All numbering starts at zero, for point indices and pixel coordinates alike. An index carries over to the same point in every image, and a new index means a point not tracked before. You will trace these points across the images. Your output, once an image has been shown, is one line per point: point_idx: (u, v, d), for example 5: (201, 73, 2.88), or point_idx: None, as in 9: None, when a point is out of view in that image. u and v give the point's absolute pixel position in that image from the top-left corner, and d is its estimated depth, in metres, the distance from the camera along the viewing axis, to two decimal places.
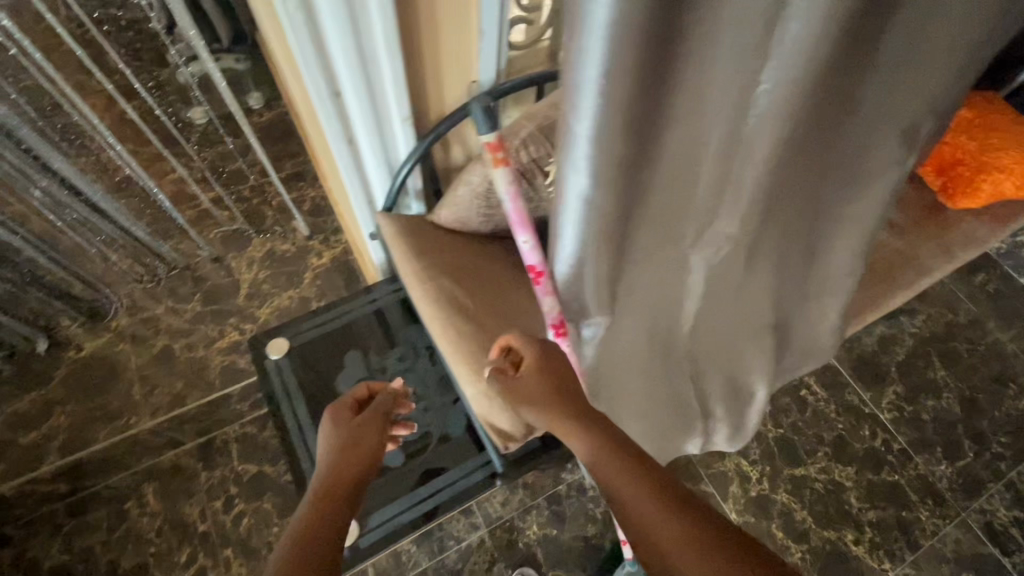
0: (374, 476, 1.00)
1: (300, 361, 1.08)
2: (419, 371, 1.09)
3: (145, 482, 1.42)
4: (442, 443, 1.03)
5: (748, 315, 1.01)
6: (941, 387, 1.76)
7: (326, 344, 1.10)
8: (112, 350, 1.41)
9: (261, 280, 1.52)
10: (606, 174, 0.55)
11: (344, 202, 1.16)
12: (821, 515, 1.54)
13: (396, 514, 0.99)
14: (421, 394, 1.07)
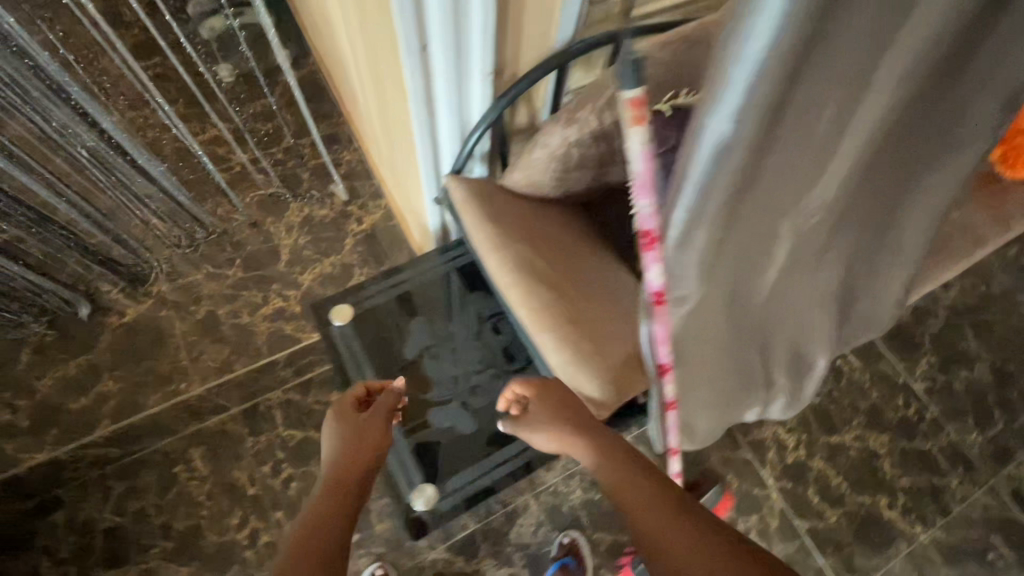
0: (447, 439, 1.03)
1: (364, 329, 1.09)
2: (484, 340, 1.10)
3: (192, 447, 1.43)
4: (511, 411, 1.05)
5: (817, 288, 0.98)
6: (973, 358, 1.77)
7: (388, 312, 1.10)
8: (154, 316, 1.38)
9: (300, 246, 1.49)
10: (742, 153, 0.50)
11: (403, 165, 1.14)
12: (856, 481, 1.57)
13: (472, 481, 1.01)
14: (487, 364, 1.08)
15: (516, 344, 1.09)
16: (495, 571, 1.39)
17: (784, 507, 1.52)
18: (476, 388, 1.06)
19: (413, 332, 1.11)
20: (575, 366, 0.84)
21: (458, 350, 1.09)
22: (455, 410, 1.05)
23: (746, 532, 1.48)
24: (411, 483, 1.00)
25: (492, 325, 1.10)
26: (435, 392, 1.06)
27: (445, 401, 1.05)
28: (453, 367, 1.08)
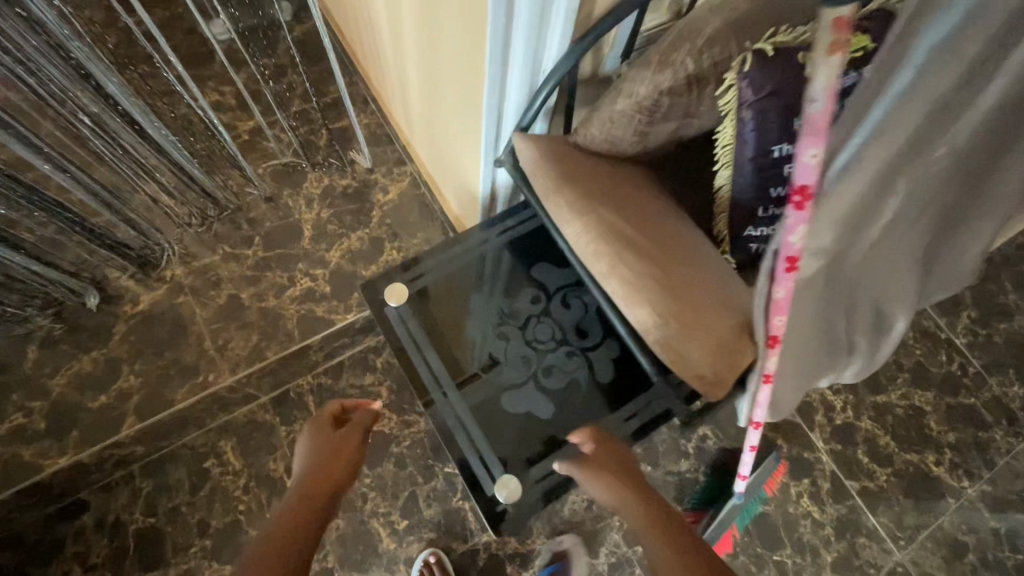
0: (518, 420, 1.01)
1: (424, 310, 1.09)
2: (553, 317, 1.07)
3: (221, 439, 1.34)
4: (588, 387, 1.02)
5: (905, 262, 0.93)
6: (1014, 309, 1.73)
7: (447, 292, 1.11)
8: (172, 303, 1.27)
9: (324, 220, 1.37)
10: (939, 71, 0.46)
11: (459, 126, 1.06)
12: (903, 438, 1.55)
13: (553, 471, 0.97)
14: (557, 342, 1.05)
15: (585, 317, 1.06)
16: (550, 550, 1.34)
17: (835, 469, 1.50)
18: (550, 368, 1.04)
19: (477, 313, 1.10)
20: (673, 339, 0.75)
21: (526, 329, 1.07)
22: (528, 392, 1.03)
23: (799, 495, 1.46)
24: (491, 474, 0.97)
25: (559, 300, 1.08)
26: (506, 373, 1.04)
27: (517, 383, 1.03)
28: (522, 347, 1.06)
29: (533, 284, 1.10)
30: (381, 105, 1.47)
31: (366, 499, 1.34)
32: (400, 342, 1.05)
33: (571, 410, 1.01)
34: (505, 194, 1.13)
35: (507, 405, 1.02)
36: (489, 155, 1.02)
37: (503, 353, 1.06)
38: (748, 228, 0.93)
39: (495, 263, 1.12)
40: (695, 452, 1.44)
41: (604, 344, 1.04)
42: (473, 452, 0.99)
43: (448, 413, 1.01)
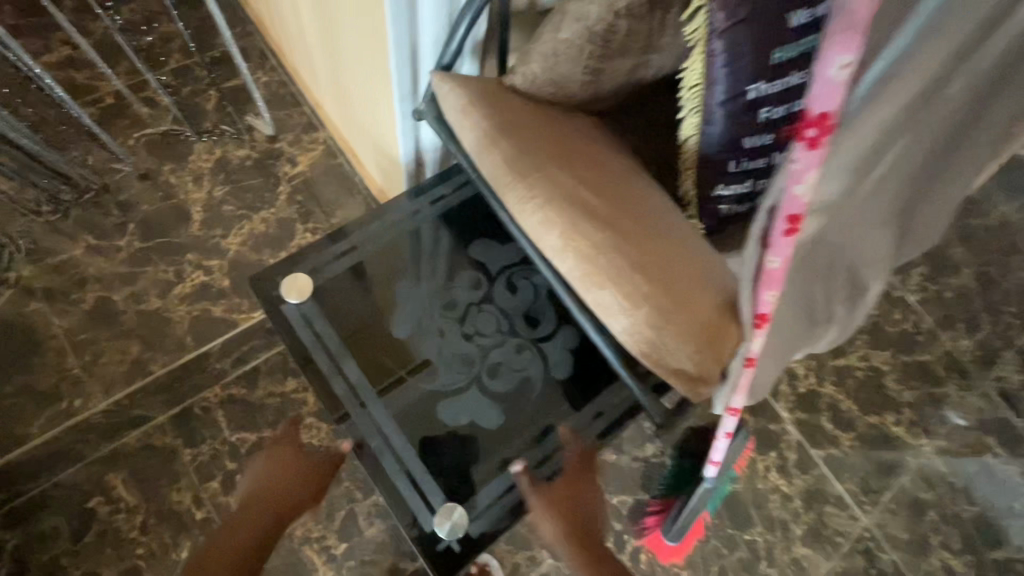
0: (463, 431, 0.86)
1: (335, 307, 0.90)
2: (498, 304, 0.91)
3: (109, 471, 1.04)
4: (543, 383, 0.88)
5: (877, 253, 0.88)
6: (959, 264, 1.73)
7: (367, 282, 0.93)
8: (21, 311, 1.01)
9: (218, 200, 1.13)
10: None
11: (368, 74, 0.86)
12: (864, 401, 1.52)
13: (504, 497, 0.83)
14: (504, 334, 0.90)
15: (535, 303, 0.92)
16: (513, 558, 1.19)
17: (801, 438, 1.44)
18: (498, 366, 0.88)
19: (405, 305, 0.93)
20: (645, 327, 0.60)
21: (467, 321, 0.91)
22: (471, 397, 0.87)
23: (767, 470, 1.40)
24: (429, 505, 0.81)
25: (504, 283, 0.92)
26: (444, 377, 0.88)
27: (458, 389, 0.87)
28: (462, 344, 0.90)
29: (472, 266, 0.94)
30: (282, 58, 1.22)
31: (295, 524, 1.15)
32: (307, 349, 0.87)
33: (524, 415, 0.87)
34: (431, 160, 0.95)
35: (445, 415, 0.86)
36: (406, 107, 0.83)
37: (438, 352, 0.89)
38: (719, 186, 0.81)
39: (423, 244, 0.95)
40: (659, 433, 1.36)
41: (560, 333, 0.91)
42: (406, 479, 0.82)
43: (372, 433, 0.84)
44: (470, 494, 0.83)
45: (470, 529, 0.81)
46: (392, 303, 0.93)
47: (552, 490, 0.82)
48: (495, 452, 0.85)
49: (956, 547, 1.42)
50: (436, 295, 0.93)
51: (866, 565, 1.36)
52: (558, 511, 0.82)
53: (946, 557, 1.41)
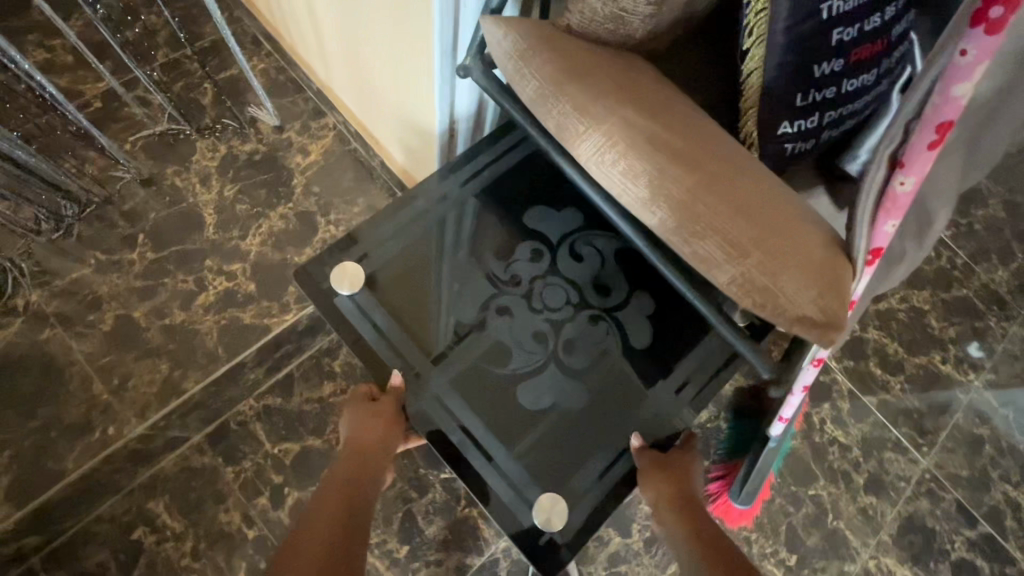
0: (548, 415, 0.81)
1: (388, 295, 0.85)
2: (564, 275, 0.86)
3: (150, 496, 0.96)
4: (625, 358, 0.84)
5: (950, 178, 0.82)
6: (986, 194, 1.69)
7: (416, 264, 0.87)
8: (36, 340, 0.93)
9: (231, 199, 1.05)
10: None
11: (399, 37, 0.81)
12: (909, 342, 1.49)
13: (600, 481, 0.79)
14: (575, 306, 0.85)
15: (603, 273, 0.86)
16: None
17: (852, 386, 1.41)
18: (573, 342, 0.84)
19: (461, 286, 0.87)
20: (758, 274, 0.54)
21: (535, 296, 0.86)
22: (550, 378, 0.83)
23: (823, 421, 1.37)
24: (524, 496, 0.77)
25: (567, 251, 0.87)
26: (517, 359, 0.83)
27: (535, 369, 0.83)
28: (533, 321, 0.85)
29: (529, 237, 0.88)
30: (278, 41, 1.14)
31: None
32: (367, 344, 0.82)
33: (607, 391, 0.83)
34: (466, 125, 0.91)
35: (524, 399, 0.82)
36: (445, 66, 0.79)
37: (508, 331, 0.84)
38: (785, 123, 0.74)
39: (474, 217, 0.89)
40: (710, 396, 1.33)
41: (634, 299, 0.86)
42: (494, 470, 0.78)
43: (447, 420, 0.80)
44: (565, 480, 0.79)
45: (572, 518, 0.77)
46: (447, 284, 0.87)
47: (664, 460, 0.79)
48: (582, 433, 0.81)
49: (1017, 478, 1.39)
50: (496, 271, 0.87)
51: (930, 505, 1.34)
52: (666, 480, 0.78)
53: (1009, 490, 1.38)
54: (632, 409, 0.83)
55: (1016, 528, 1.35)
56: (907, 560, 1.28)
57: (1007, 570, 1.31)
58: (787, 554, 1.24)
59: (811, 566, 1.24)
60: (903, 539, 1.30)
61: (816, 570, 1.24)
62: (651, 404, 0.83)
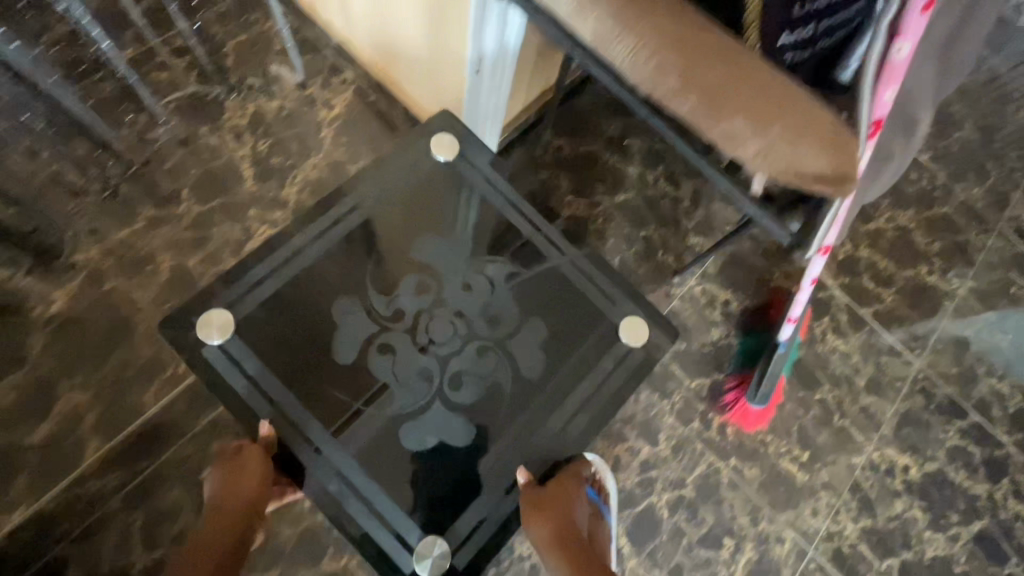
0: (436, 453, 0.96)
1: (270, 348, 0.98)
2: (451, 310, 1.03)
3: (217, 438, 0.99)
4: (514, 385, 1.00)
5: (933, 69, 0.89)
6: (960, 119, 1.79)
7: (297, 317, 1.00)
8: (101, 291, 0.98)
9: (265, 152, 1.11)
10: None
11: None
12: (898, 258, 1.60)
13: (473, 534, 0.94)
14: (463, 339, 1.01)
15: (489, 307, 1.04)
16: (611, 451, 1.27)
17: (848, 301, 1.52)
18: (460, 375, 0.99)
19: (348, 325, 1.00)
20: (777, 148, 0.64)
21: (420, 332, 1.01)
22: (435, 414, 0.97)
23: (824, 334, 1.47)
24: (407, 544, 0.92)
25: (454, 281, 1.05)
26: (406, 398, 0.97)
27: (421, 407, 0.97)
28: (419, 357, 0.99)
29: (414, 273, 1.04)
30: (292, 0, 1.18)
31: None
32: (244, 397, 0.95)
33: (498, 415, 0.99)
34: (488, 68, 1.00)
35: (409, 441, 0.96)
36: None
37: (392, 371, 0.98)
38: (787, 33, 0.81)
39: (355, 273, 1.03)
40: (722, 318, 1.43)
41: (522, 329, 1.03)
42: (377, 520, 0.92)
43: (332, 476, 0.93)
44: (449, 523, 0.94)
45: (453, 562, 0.92)
46: (332, 332, 1.00)
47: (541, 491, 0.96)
48: (472, 460, 0.97)
49: (1001, 372, 1.52)
50: (379, 315, 1.01)
51: (925, 401, 1.46)
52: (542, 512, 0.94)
53: (994, 383, 1.51)
54: (516, 435, 0.99)
55: (1002, 416, 1.48)
56: (907, 450, 1.41)
57: (996, 453, 1.44)
58: (800, 452, 1.35)
59: (822, 461, 1.36)
60: (902, 432, 1.42)
61: (826, 464, 1.36)
62: (535, 425, 1.00)
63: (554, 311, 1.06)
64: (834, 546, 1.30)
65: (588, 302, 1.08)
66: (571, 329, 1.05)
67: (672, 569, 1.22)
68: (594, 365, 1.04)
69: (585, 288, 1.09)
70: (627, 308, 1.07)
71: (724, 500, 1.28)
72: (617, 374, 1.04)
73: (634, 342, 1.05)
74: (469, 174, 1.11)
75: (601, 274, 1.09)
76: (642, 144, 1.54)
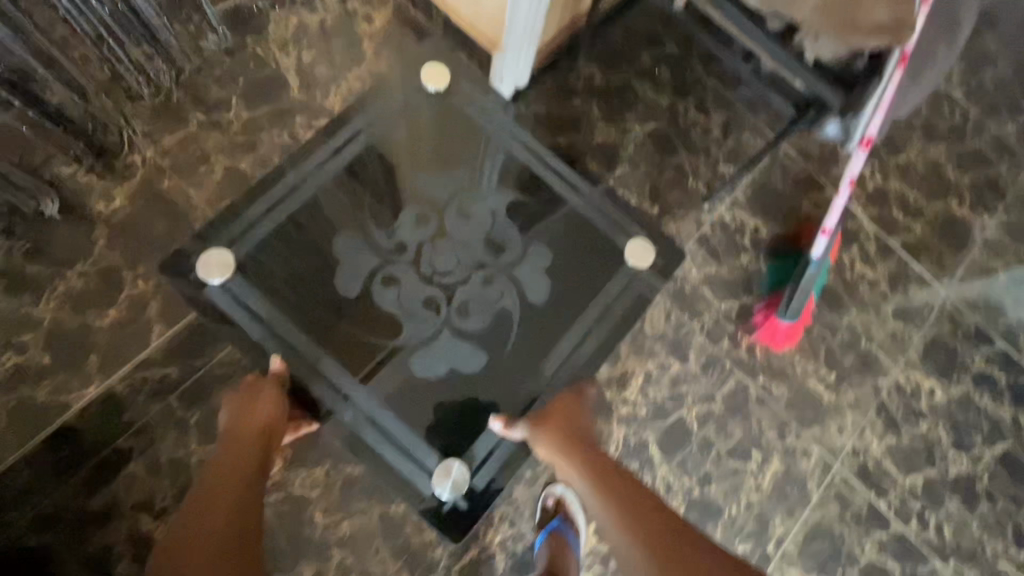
0: (451, 378, 1.06)
1: (272, 286, 1.02)
2: (455, 243, 1.12)
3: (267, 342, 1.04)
4: (520, 310, 1.11)
5: None
6: (996, 55, 1.75)
7: (295, 254, 1.04)
8: (159, 188, 1.02)
9: (309, 63, 1.14)
10: None
11: None
12: (928, 190, 1.59)
13: (488, 459, 1.04)
14: (468, 269, 1.11)
15: (492, 239, 1.13)
16: (643, 366, 1.30)
17: (877, 231, 1.52)
18: (466, 304, 1.09)
19: (353, 260, 1.07)
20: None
21: (424, 263, 1.10)
22: (444, 343, 1.07)
23: (853, 262, 1.48)
24: (427, 467, 1.01)
25: (454, 214, 1.13)
26: (414, 328, 1.07)
27: (431, 336, 1.07)
28: (424, 288, 1.08)
29: (413, 207, 1.12)
30: None
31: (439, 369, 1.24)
32: (253, 337, 1.00)
33: (503, 340, 1.09)
34: None
35: (423, 367, 1.06)
36: None
37: (399, 302, 1.07)
38: None
39: (352, 212, 1.08)
40: (751, 244, 1.44)
41: (525, 257, 1.14)
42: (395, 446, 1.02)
43: (349, 408, 1.01)
44: (466, 449, 1.03)
45: (473, 483, 1.03)
46: (336, 266, 1.06)
47: (537, 421, 1.01)
48: (485, 380, 1.07)
49: None
50: (384, 250, 1.09)
51: (952, 328, 1.48)
52: (547, 436, 1.00)
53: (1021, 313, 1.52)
54: (524, 357, 1.09)
55: None
56: (933, 374, 1.43)
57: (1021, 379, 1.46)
58: (827, 373, 1.38)
59: (849, 382, 1.38)
60: (928, 356, 1.44)
61: (853, 385, 1.38)
62: (542, 347, 1.10)
63: (554, 244, 1.15)
64: (859, 461, 1.33)
65: (585, 229, 1.17)
66: (575, 257, 1.14)
67: (702, 478, 1.25)
68: (598, 290, 1.13)
69: (590, 217, 1.17)
70: (628, 238, 1.17)
71: (752, 415, 1.32)
72: (621, 297, 1.14)
73: (638, 265, 1.14)
74: (462, 104, 1.17)
75: (600, 206, 1.18)
76: (672, 74, 1.54)
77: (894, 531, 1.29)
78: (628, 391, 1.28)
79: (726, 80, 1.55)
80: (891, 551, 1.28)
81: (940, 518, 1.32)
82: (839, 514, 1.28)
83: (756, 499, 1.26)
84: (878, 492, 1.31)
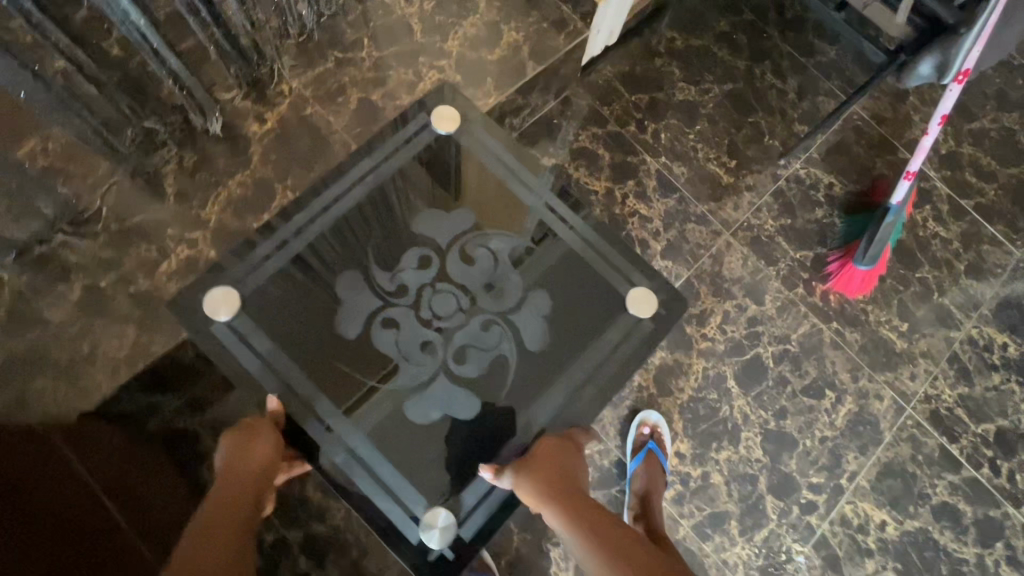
0: (448, 425, 0.95)
1: (296, 296, 0.98)
2: (456, 285, 1.01)
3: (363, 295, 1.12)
4: (521, 361, 0.99)
5: None
6: None
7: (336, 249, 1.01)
8: (304, 114, 1.18)
9: (428, 12, 1.28)
10: None
11: None
12: (1001, 156, 1.62)
13: (481, 504, 0.93)
14: (466, 313, 1.00)
15: (492, 279, 1.02)
16: (721, 306, 1.38)
17: (949, 193, 1.56)
18: (465, 348, 0.98)
19: (352, 299, 0.99)
20: None
21: (423, 306, 1.00)
22: (440, 388, 0.96)
23: (925, 221, 1.53)
24: (415, 515, 0.91)
25: (456, 254, 1.03)
26: (406, 373, 0.96)
27: (424, 380, 0.95)
28: (423, 331, 0.98)
29: (418, 247, 1.03)
30: None
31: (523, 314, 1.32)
32: (253, 374, 0.93)
33: (501, 391, 0.98)
34: None
35: (416, 412, 0.94)
36: None
37: (395, 345, 0.97)
38: None
39: (362, 241, 1.02)
40: (825, 199, 1.50)
41: (527, 302, 1.02)
42: (385, 492, 0.91)
43: (339, 449, 0.92)
44: (455, 497, 0.93)
45: (460, 532, 0.92)
46: (336, 305, 0.98)
47: (523, 468, 0.91)
48: (480, 429, 0.96)
49: None
50: (384, 290, 1.00)
51: None
52: (535, 486, 0.89)
53: None
54: (522, 406, 0.98)
55: None
56: (1006, 329, 1.46)
57: None
58: (900, 323, 1.42)
59: (922, 331, 1.42)
60: (1001, 314, 1.47)
61: (925, 335, 1.42)
62: (541, 397, 0.98)
63: (557, 285, 1.04)
64: (931, 407, 1.37)
65: (588, 269, 1.06)
66: (574, 301, 1.04)
67: (777, 412, 1.32)
68: (600, 338, 1.02)
69: (588, 256, 1.07)
70: (635, 281, 1.05)
71: (826, 356, 1.37)
72: (624, 347, 1.02)
73: (641, 314, 1.03)
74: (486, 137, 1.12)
75: (604, 245, 1.08)
76: (750, 40, 1.61)
77: (966, 475, 1.33)
78: (707, 328, 1.35)
79: (801, 45, 1.62)
80: (962, 492, 1.32)
81: (1013, 467, 1.35)
82: (911, 455, 1.33)
83: (829, 435, 1.32)
84: (950, 437, 1.35)
